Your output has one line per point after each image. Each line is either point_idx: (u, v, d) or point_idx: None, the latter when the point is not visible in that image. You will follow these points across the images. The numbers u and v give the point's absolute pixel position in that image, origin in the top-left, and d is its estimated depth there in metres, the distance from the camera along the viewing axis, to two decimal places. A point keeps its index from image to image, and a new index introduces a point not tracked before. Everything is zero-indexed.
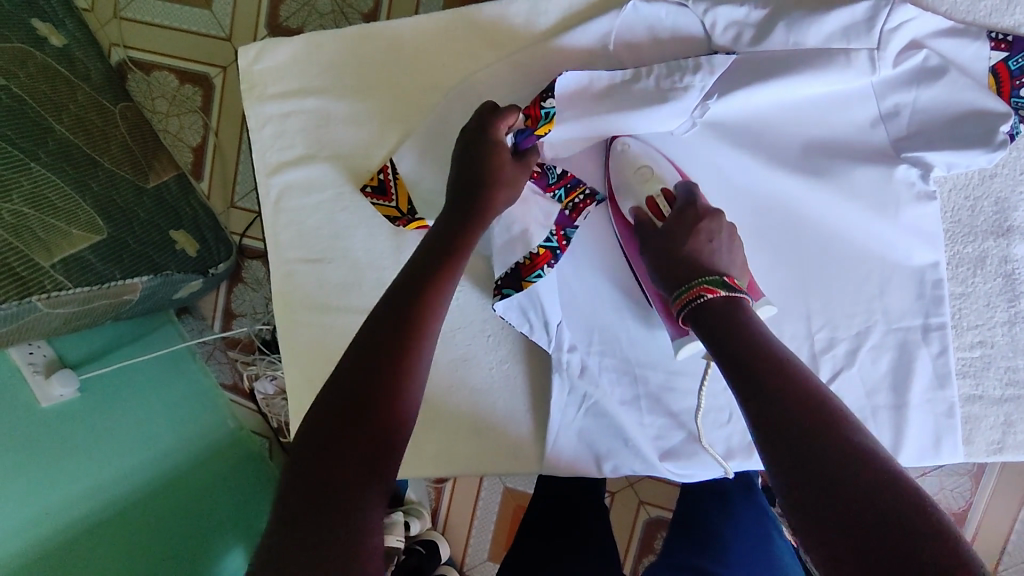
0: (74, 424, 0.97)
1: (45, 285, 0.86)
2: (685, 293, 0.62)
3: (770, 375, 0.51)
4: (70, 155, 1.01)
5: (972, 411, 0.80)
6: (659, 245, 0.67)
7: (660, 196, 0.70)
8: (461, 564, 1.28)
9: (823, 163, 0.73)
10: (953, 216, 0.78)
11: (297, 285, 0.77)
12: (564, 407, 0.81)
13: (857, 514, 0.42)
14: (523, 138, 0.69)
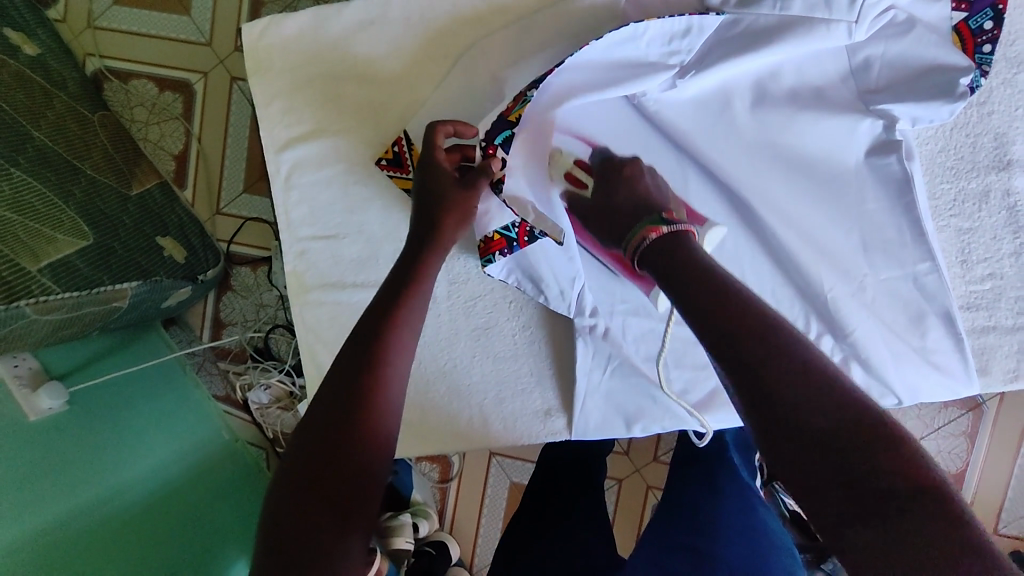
0: (62, 437, 0.92)
1: (33, 290, 0.83)
2: (632, 240, 0.62)
3: (715, 302, 0.51)
4: (49, 161, 0.98)
5: (988, 341, 0.83)
6: (598, 207, 0.69)
7: (576, 168, 0.73)
8: (470, 564, 1.25)
9: (801, 126, 0.70)
10: (956, 154, 0.81)
11: (310, 264, 0.76)
12: (590, 369, 0.82)
13: (833, 442, 0.43)
14: (497, 126, 0.64)
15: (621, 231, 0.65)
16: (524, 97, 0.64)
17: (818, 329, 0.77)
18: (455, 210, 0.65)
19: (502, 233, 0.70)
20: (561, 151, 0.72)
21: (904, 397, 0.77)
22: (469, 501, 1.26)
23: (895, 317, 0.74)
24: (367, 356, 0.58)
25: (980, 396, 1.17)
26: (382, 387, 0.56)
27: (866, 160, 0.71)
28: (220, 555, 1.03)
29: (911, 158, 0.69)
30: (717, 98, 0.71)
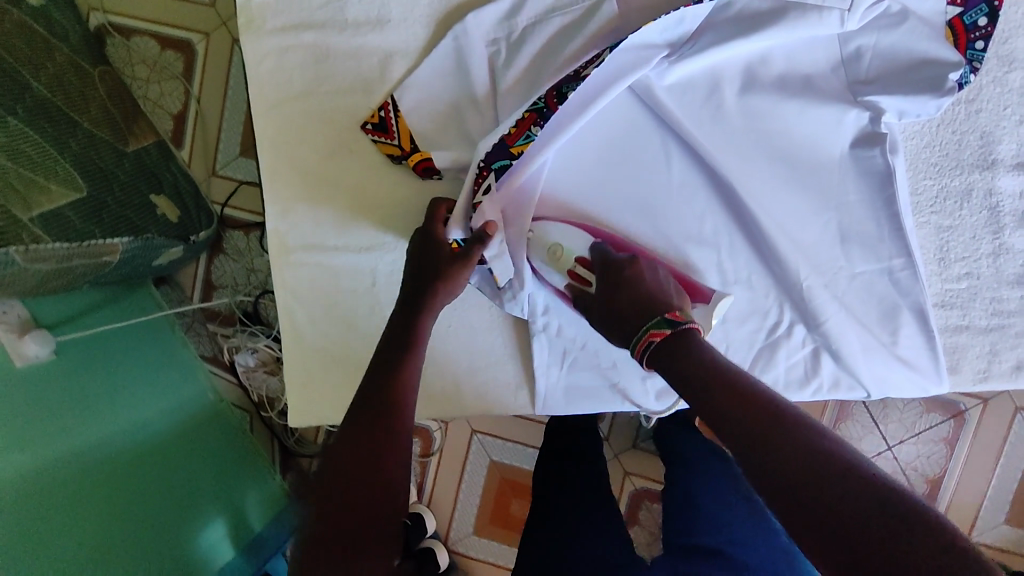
0: (41, 390, 0.90)
1: (23, 239, 0.82)
2: (636, 342, 0.64)
3: (735, 407, 0.56)
4: (47, 112, 0.97)
5: (959, 340, 0.83)
6: (601, 307, 0.69)
7: (578, 266, 0.71)
8: (446, 538, 1.27)
9: (788, 112, 0.70)
10: (942, 150, 0.81)
11: (292, 224, 0.75)
12: (547, 369, 0.81)
13: (869, 522, 0.46)
14: (496, 152, 0.68)
15: (625, 330, 0.66)
16: (527, 130, 0.67)
17: (790, 318, 0.75)
18: (450, 283, 0.69)
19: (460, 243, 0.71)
20: (560, 249, 0.72)
21: (873, 392, 0.77)
22: (448, 476, 1.27)
23: (872, 309, 0.73)
24: (375, 407, 0.63)
25: (964, 403, 1.17)
26: (391, 436, 0.62)
27: (851, 151, 0.71)
28: (197, 514, 1.04)
29: (895, 152, 0.70)
30: (706, 82, 0.70)
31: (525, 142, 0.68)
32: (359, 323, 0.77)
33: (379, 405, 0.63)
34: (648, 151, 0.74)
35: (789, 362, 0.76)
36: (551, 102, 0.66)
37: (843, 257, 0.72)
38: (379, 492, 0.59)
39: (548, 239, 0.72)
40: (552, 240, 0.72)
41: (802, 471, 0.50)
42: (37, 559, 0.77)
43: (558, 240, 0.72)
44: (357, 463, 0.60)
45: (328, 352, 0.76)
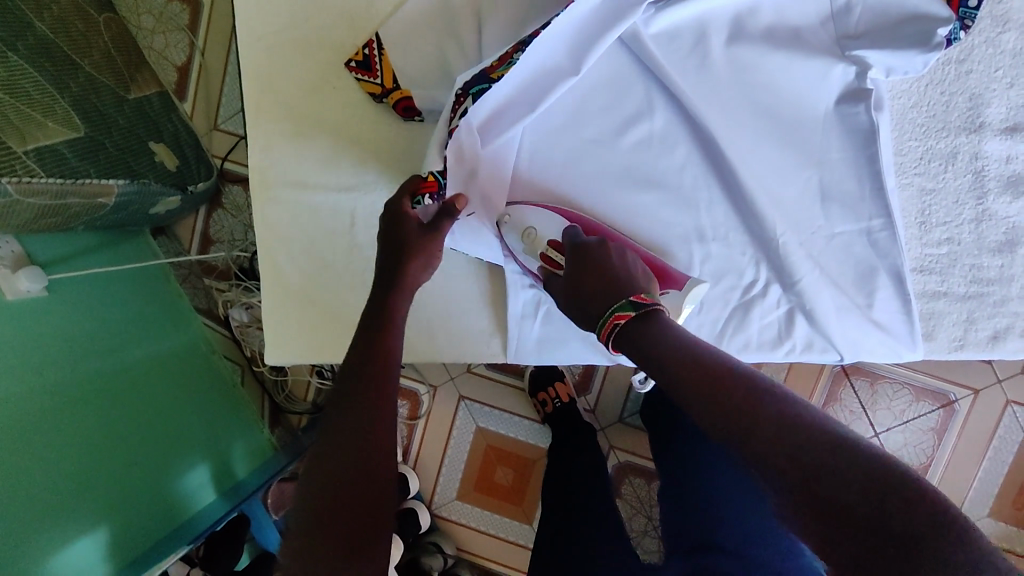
0: (35, 322, 0.91)
1: (17, 170, 0.82)
2: (603, 328, 0.61)
3: (707, 384, 0.53)
4: (49, 52, 0.98)
5: (937, 307, 0.82)
6: (568, 293, 0.66)
7: (550, 249, 0.68)
8: (429, 500, 1.28)
9: (775, 65, 0.68)
10: (930, 111, 0.79)
11: (272, 159, 0.70)
12: (520, 320, 0.76)
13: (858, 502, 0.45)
14: (476, 77, 0.61)
15: (590, 319, 0.64)
16: (510, 58, 0.60)
17: (766, 276, 0.73)
18: (419, 257, 0.66)
19: (437, 176, 0.65)
20: (532, 231, 0.68)
21: (846, 354, 0.73)
22: (434, 441, 1.28)
23: (850, 274, 0.72)
24: (357, 389, 0.59)
25: (954, 394, 1.16)
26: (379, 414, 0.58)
27: (836, 107, 0.69)
28: (184, 457, 1.06)
29: (880, 109, 0.68)
30: (692, 33, 0.68)
31: (507, 69, 0.60)
32: (335, 266, 0.71)
33: (359, 391, 0.59)
34: (632, 102, 0.71)
35: (762, 323, 0.73)
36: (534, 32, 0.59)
37: (822, 215, 0.71)
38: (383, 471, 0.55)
39: (518, 225, 0.68)
40: (524, 221, 0.68)
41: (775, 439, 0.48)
42: (23, 481, 0.78)
43: (531, 221, 0.68)
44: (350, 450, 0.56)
45: (301, 290, 0.71)
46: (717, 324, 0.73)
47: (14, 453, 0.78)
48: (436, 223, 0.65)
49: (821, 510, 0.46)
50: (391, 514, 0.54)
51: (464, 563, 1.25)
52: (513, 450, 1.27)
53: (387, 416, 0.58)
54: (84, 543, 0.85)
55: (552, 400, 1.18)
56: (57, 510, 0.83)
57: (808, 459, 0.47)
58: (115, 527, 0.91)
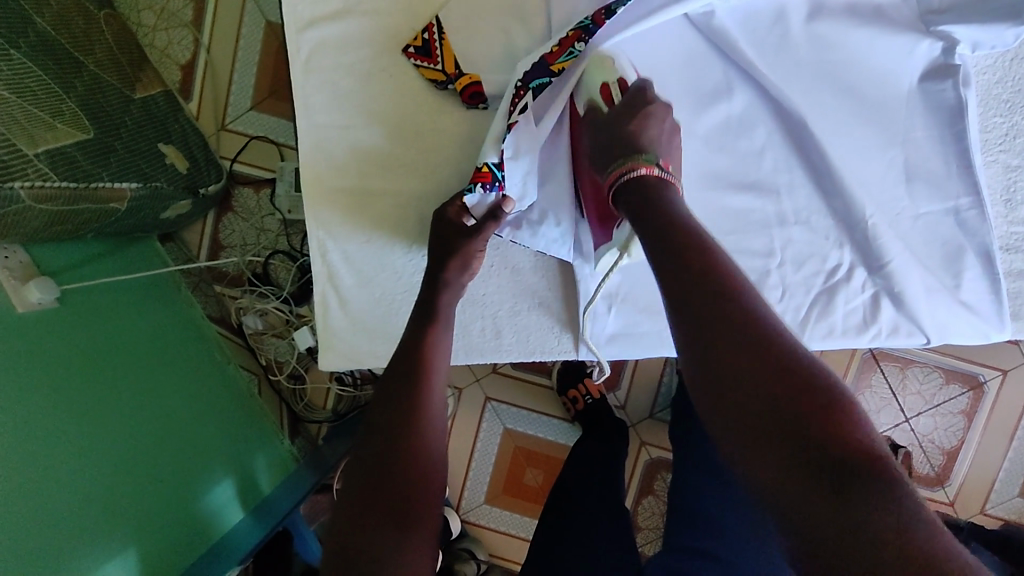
0: (53, 336, 0.85)
1: (29, 174, 0.76)
2: (615, 170, 0.55)
3: (689, 258, 0.47)
4: (52, 51, 0.91)
5: (1022, 286, 0.74)
6: (599, 131, 0.59)
7: (615, 84, 0.60)
8: (456, 505, 1.24)
9: (851, 43, 0.67)
10: (1016, 86, 0.71)
11: (327, 153, 0.67)
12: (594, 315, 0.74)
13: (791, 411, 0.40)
14: (535, 69, 0.61)
15: (601, 158, 0.58)
16: (571, 47, 0.60)
17: (851, 259, 0.71)
18: (471, 254, 0.64)
19: (492, 166, 0.62)
20: (610, 60, 0.61)
21: (933, 337, 0.72)
22: (461, 445, 1.24)
23: (937, 254, 0.70)
24: (401, 395, 0.57)
25: (983, 375, 1.16)
26: (417, 431, 0.55)
27: (919, 85, 0.68)
28: (207, 472, 1.00)
29: (968, 85, 0.66)
30: (770, 13, 0.67)
31: (568, 59, 0.61)
32: (386, 262, 0.69)
33: (403, 398, 0.57)
34: (709, 79, 0.69)
35: (847, 308, 0.72)
36: (599, 19, 0.59)
37: (906, 195, 0.70)
38: (415, 488, 0.53)
39: (597, 49, 0.61)
40: (601, 51, 0.61)
41: (758, 390, 0.41)
42: (44, 506, 0.73)
43: (612, 55, 0.62)
44: (383, 454, 0.54)
45: (353, 290, 0.69)
46: (800, 311, 0.72)
47: (35, 475, 0.73)
48: (483, 223, 0.63)
49: (770, 454, 0.40)
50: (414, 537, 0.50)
51: (497, 567, 1.21)
52: (543, 450, 1.24)
53: (422, 425, 0.56)
54: (114, 567, 0.80)
55: (583, 397, 1.15)
56: (81, 535, 0.77)
57: (792, 427, 0.39)
58: (142, 548, 0.85)
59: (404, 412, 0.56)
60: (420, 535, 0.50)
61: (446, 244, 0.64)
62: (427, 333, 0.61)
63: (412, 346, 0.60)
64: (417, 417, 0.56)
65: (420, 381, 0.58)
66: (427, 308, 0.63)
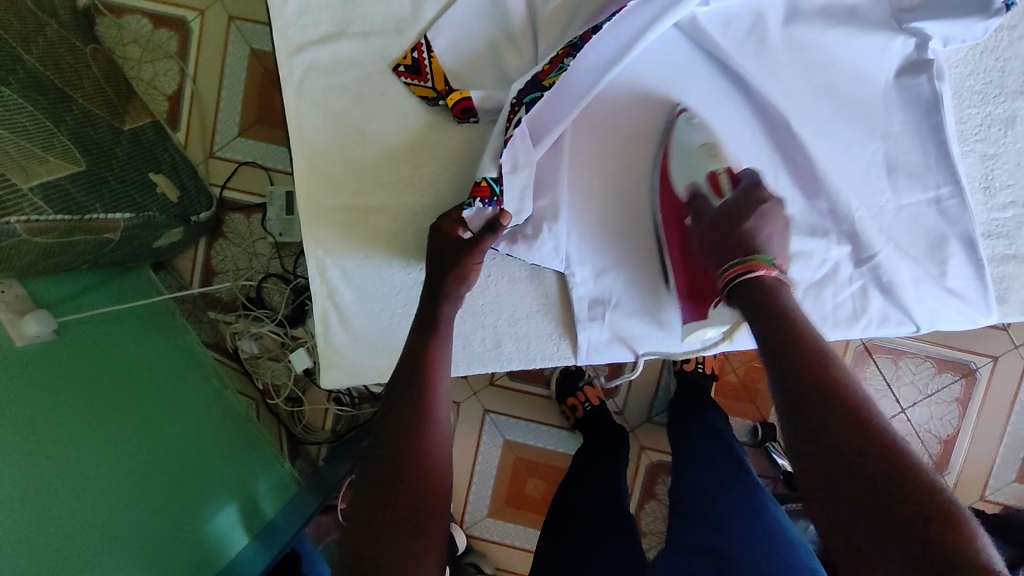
0: (51, 366, 0.84)
1: (24, 208, 0.76)
2: (732, 267, 0.61)
3: (798, 350, 0.55)
4: (41, 86, 0.91)
5: (1007, 271, 0.75)
6: (713, 228, 0.64)
7: (724, 173, 0.66)
8: (461, 521, 1.24)
9: (826, 43, 0.69)
10: (987, 77, 0.73)
11: (323, 173, 0.68)
12: (588, 321, 0.74)
13: (884, 491, 0.46)
14: (528, 86, 0.61)
15: (714, 254, 0.64)
16: (561, 64, 0.60)
17: (840, 254, 0.72)
18: (471, 266, 0.64)
19: (491, 182, 0.62)
20: (717, 150, 0.68)
21: (923, 325, 0.73)
22: (462, 460, 1.24)
23: (920, 247, 0.72)
24: (404, 403, 0.57)
25: (974, 362, 1.18)
26: (423, 440, 0.56)
27: (896, 80, 0.70)
28: (209, 499, 1.00)
29: (941, 79, 0.69)
30: (748, 18, 0.69)
31: (559, 75, 0.60)
32: (385, 276, 0.69)
33: (408, 407, 0.57)
34: (695, 84, 0.72)
35: (836, 301, 0.72)
36: (585, 35, 0.60)
37: (889, 187, 0.72)
38: (425, 496, 0.53)
39: (701, 139, 0.68)
40: (702, 139, 0.68)
41: (864, 470, 0.48)
42: (49, 543, 0.72)
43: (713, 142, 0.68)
44: (391, 463, 0.54)
45: (352, 304, 0.69)
46: None
47: (36, 512, 0.72)
48: (481, 236, 0.63)
49: (868, 524, 0.46)
50: (426, 544, 0.52)
51: None
52: (543, 460, 1.24)
53: (429, 434, 0.56)
54: None
55: (583, 404, 1.16)
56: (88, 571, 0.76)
57: (895, 514, 0.46)
58: None
59: (409, 422, 0.56)
60: (432, 539, 0.52)
61: (449, 260, 0.64)
62: (428, 345, 0.61)
63: (414, 357, 0.60)
64: (425, 422, 0.57)
65: (427, 389, 0.58)
66: (425, 322, 0.63)
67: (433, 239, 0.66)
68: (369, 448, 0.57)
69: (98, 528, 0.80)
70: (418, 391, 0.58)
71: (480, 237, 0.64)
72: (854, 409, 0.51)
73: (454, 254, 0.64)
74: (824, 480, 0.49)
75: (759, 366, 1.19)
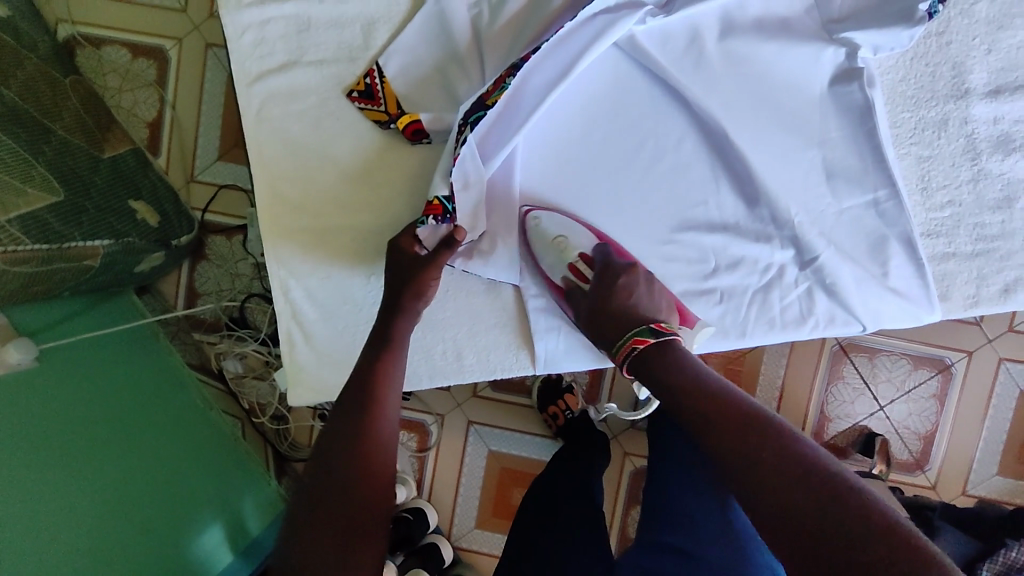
0: (33, 393, 0.85)
1: (1, 238, 0.78)
2: (621, 347, 0.68)
3: (698, 404, 0.61)
4: (21, 119, 0.92)
5: (947, 268, 0.79)
6: (589, 309, 0.71)
7: (580, 261, 0.72)
8: (448, 533, 1.25)
9: (766, 54, 0.71)
10: (916, 83, 0.77)
11: (284, 197, 0.70)
12: (545, 332, 0.76)
13: (807, 506, 0.51)
14: (473, 105, 0.65)
15: (605, 336, 0.70)
16: (503, 83, 0.65)
17: (783, 259, 0.75)
18: (426, 282, 0.67)
19: (443, 201, 0.65)
20: (565, 241, 0.73)
21: (867, 323, 0.75)
22: (447, 471, 1.25)
23: (861, 249, 0.74)
24: (354, 418, 0.59)
25: (949, 358, 1.19)
26: (369, 455, 0.57)
27: (829, 88, 0.72)
28: (195, 518, 1.01)
29: (872, 85, 0.71)
30: (685, 33, 0.71)
31: (501, 93, 0.65)
32: (345, 296, 0.72)
33: (358, 422, 0.59)
34: (637, 102, 0.74)
35: (783, 304, 0.75)
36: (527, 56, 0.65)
37: (829, 192, 0.74)
38: (369, 510, 0.55)
39: (547, 229, 0.73)
40: (556, 231, 0.73)
41: (786, 492, 0.52)
42: (33, 568, 0.73)
43: (559, 229, 0.73)
44: (336, 476, 0.56)
45: (316, 323, 0.71)
46: (740, 313, 0.75)
47: (18, 537, 0.73)
48: (438, 253, 0.66)
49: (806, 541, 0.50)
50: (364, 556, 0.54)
51: None
52: (527, 469, 1.25)
53: (375, 450, 0.58)
54: None
55: (564, 412, 1.17)
56: None
57: (822, 526, 0.50)
58: None
59: (356, 438, 0.58)
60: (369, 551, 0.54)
61: (406, 275, 0.67)
62: (382, 359, 0.63)
63: (370, 372, 0.62)
64: (370, 433, 0.58)
65: (377, 406, 0.60)
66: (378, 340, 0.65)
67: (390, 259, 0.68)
68: (315, 459, 0.59)
69: (81, 552, 0.81)
70: (368, 407, 0.60)
71: (436, 253, 0.67)
72: (761, 437, 0.56)
73: (411, 270, 0.67)
74: (759, 512, 0.53)
75: (737, 368, 1.20)
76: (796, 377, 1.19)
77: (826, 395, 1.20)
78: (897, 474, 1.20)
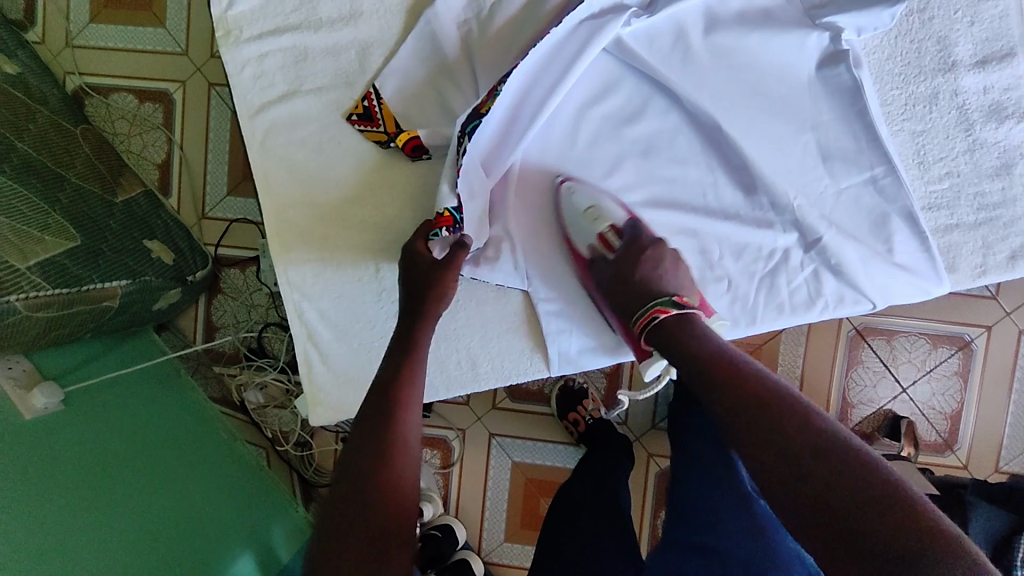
0: (62, 436, 0.87)
1: (22, 286, 0.80)
2: (640, 318, 0.66)
3: (723, 377, 0.58)
4: (35, 170, 0.95)
5: (952, 239, 0.79)
6: (613, 281, 0.70)
7: (609, 231, 0.72)
8: (478, 548, 1.25)
9: (753, 45, 0.72)
10: (902, 60, 0.78)
11: (292, 223, 0.72)
12: (558, 334, 0.77)
13: (843, 494, 0.49)
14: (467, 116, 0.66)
15: (625, 307, 0.68)
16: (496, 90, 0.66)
17: (789, 243, 0.76)
18: (438, 290, 0.68)
19: (453, 211, 0.67)
20: (599, 211, 0.73)
21: (877, 301, 0.76)
22: (473, 485, 1.25)
23: (864, 227, 0.75)
24: (378, 430, 0.60)
25: (969, 334, 1.18)
26: (396, 465, 0.58)
27: (817, 73, 0.73)
28: (226, 548, 1.02)
29: (860, 66, 0.71)
30: (670, 32, 0.72)
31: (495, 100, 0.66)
32: (358, 314, 0.73)
33: (383, 435, 0.59)
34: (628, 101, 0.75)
35: (791, 287, 0.76)
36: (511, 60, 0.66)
37: (826, 174, 0.74)
38: (398, 518, 0.55)
39: (583, 202, 0.73)
40: (586, 202, 0.73)
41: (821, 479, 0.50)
42: None
43: (595, 200, 0.73)
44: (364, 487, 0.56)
45: (332, 342, 0.73)
46: (748, 300, 0.76)
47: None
48: (453, 255, 0.68)
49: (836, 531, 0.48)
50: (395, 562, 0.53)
51: None
52: (552, 478, 1.25)
53: (402, 461, 0.58)
54: None
55: (584, 418, 1.18)
56: None
57: (859, 517, 0.47)
58: None
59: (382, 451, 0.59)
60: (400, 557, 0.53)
61: (421, 284, 0.68)
62: (399, 370, 0.64)
63: (389, 383, 0.63)
64: (392, 440, 0.59)
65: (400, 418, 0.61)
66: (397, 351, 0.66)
67: (405, 272, 0.70)
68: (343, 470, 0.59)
69: None
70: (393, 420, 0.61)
71: (448, 261, 0.68)
72: (797, 422, 0.53)
73: (430, 279, 0.68)
74: (788, 497, 0.51)
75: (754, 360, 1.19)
76: (815, 366, 1.19)
77: (847, 381, 1.19)
78: (926, 456, 1.19)
